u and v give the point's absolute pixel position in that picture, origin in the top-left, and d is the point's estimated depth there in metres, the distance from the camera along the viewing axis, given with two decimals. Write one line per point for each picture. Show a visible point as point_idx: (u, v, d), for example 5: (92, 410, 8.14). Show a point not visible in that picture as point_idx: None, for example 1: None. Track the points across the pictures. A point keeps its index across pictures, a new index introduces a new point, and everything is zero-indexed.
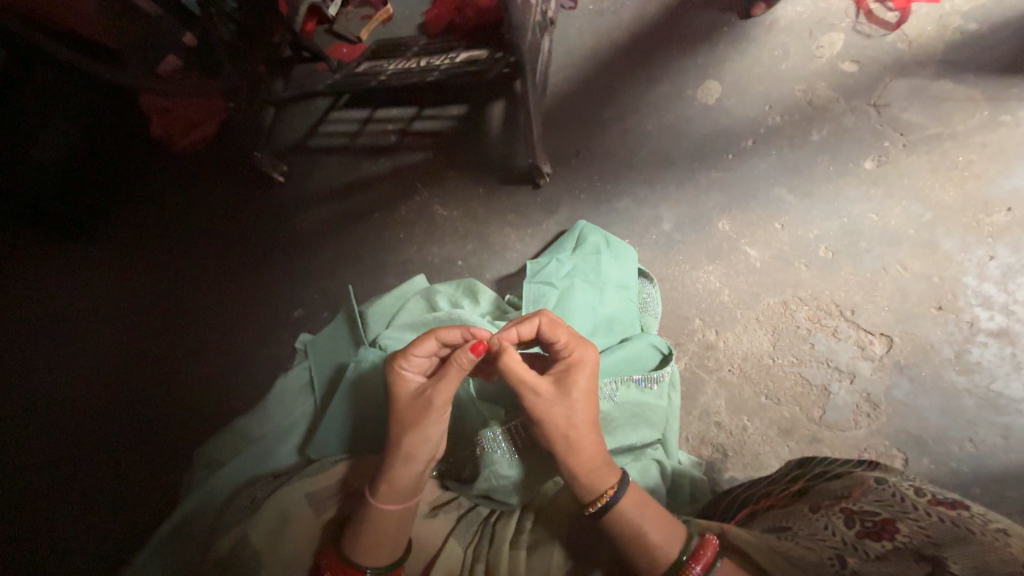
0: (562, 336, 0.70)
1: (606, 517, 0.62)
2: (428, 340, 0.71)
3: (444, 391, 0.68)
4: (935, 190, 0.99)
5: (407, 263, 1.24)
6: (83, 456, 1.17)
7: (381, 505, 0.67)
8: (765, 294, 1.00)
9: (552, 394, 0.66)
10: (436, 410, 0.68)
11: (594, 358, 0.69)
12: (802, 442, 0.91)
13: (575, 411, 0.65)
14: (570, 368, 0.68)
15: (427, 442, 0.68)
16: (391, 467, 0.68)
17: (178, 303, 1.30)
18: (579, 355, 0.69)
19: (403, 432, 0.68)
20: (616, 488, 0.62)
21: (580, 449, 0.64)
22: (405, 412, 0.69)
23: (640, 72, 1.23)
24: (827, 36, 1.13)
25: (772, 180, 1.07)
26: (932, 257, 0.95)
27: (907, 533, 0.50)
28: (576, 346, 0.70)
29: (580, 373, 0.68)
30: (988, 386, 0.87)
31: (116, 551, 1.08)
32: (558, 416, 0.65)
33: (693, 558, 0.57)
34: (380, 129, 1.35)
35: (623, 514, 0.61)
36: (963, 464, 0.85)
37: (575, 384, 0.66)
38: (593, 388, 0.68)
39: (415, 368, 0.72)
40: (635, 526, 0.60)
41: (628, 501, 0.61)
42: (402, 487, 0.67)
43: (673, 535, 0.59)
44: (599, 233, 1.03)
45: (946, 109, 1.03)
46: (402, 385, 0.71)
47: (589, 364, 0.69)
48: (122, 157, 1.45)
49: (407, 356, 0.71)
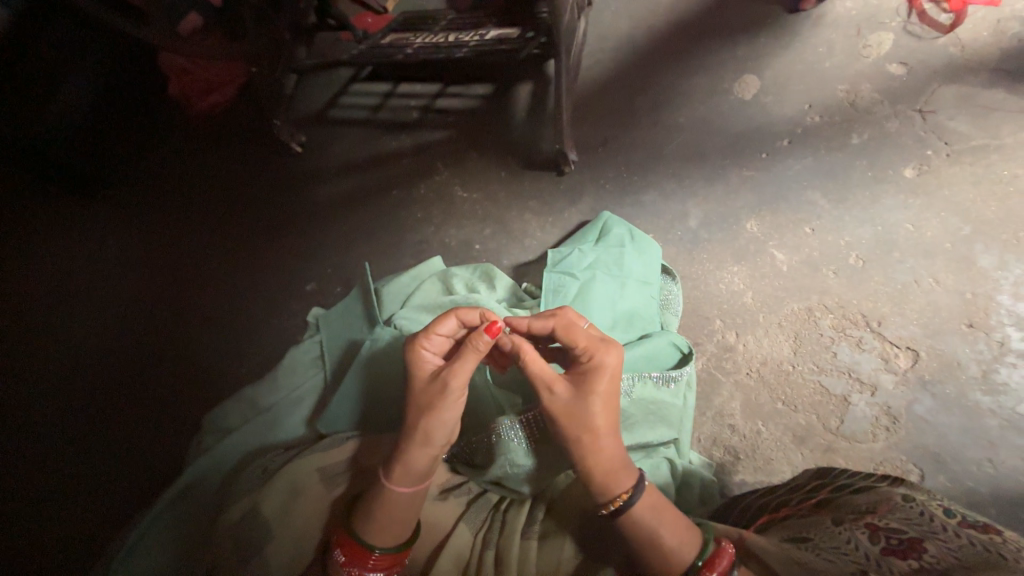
0: (581, 334, 0.67)
1: (621, 518, 0.60)
2: (449, 319, 0.72)
3: (461, 373, 0.66)
4: (976, 204, 0.96)
5: (423, 242, 1.21)
6: (88, 415, 1.17)
7: (393, 486, 0.66)
8: (790, 299, 0.98)
9: (567, 393, 0.64)
10: (452, 394, 0.66)
11: (617, 362, 0.65)
12: (817, 451, 0.90)
13: (590, 414, 0.62)
14: (588, 369, 0.65)
15: (443, 425, 0.66)
16: (406, 449, 0.67)
17: (190, 268, 1.29)
18: (598, 357, 0.66)
19: (419, 413, 0.67)
20: (630, 492, 0.60)
21: (597, 451, 0.62)
22: (422, 393, 0.68)
23: (676, 62, 1.19)
24: (876, 34, 1.11)
25: (806, 183, 1.04)
26: (966, 272, 0.93)
27: (935, 554, 0.49)
28: (596, 346, 0.66)
29: (598, 375, 0.64)
30: (1013, 408, 0.86)
31: (117, 512, 1.08)
32: (571, 417, 0.63)
33: (709, 565, 0.57)
34: (403, 105, 1.32)
35: (639, 516, 0.60)
36: (980, 484, 0.84)
37: (592, 385, 0.64)
38: (614, 393, 0.65)
39: (434, 349, 0.71)
40: (650, 528, 0.59)
41: (645, 503, 0.60)
42: (416, 470, 0.67)
43: (689, 540, 0.59)
44: (624, 226, 1.00)
45: (994, 120, 1.00)
46: (419, 364, 0.70)
47: (612, 367, 0.65)
48: (139, 116, 1.43)
49: (426, 336, 0.71)
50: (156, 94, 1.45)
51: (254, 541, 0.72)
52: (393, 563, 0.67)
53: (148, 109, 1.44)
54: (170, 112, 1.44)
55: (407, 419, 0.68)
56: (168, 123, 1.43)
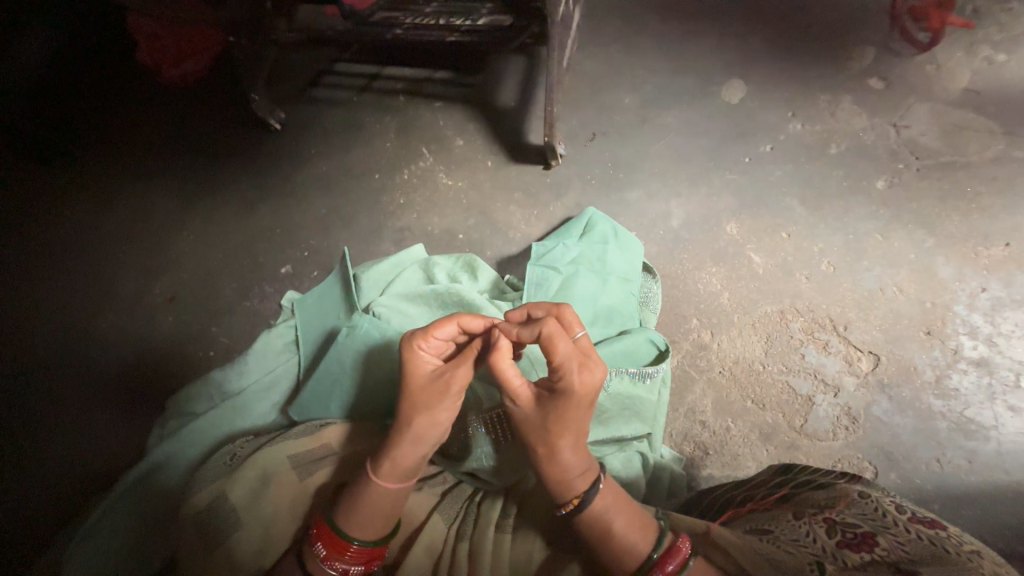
0: (559, 354, 0.60)
1: (575, 519, 0.62)
2: (449, 325, 0.68)
3: (463, 377, 0.67)
4: (940, 217, 1.01)
5: (405, 229, 1.18)
6: (40, 393, 1.11)
7: (379, 481, 0.66)
8: (763, 301, 1.01)
9: (534, 408, 0.62)
10: (452, 397, 0.66)
11: (594, 384, 0.61)
12: (781, 448, 0.93)
13: (551, 433, 0.61)
14: (560, 391, 0.61)
15: (437, 427, 0.67)
16: (396, 446, 0.66)
17: (156, 244, 1.23)
18: (571, 380, 0.60)
19: (414, 414, 0.66)
20: (582, 498, 0.61)
21: (555, 463, 0.62)
22: (419, 394, 0.67)
23: (667, 62, 1.20)
24: (858, 48, 1.14)
25: (786, 189, 1.07)
26: (928, 282, 0.98)
27: (886, 548, 0.52)
28: (573, 369, 0.60)
29: (567, 400, 0.60)
30: (961, 412, 0.91)
31: (69, 496, 1.03)
32: (534, 431, 0.62)
33: (661, 561, 0.58)
34: (389, 87, 1.29)
35: (593, 516, 0.61)
36: (927, 482, 0.89)
37: (560, 410, 0.61)
38: (586, 413, 0.62)
39: (432, 351, 0.68)
40: (604, 527, 0.60)
41: (600, 502, 0.61)
42: (405, 467, 0.66)
43: (643, 535, 0.60)
44: (608, 222, 1.01)
45: (963, 138, 1.04)
46: (415, 366, 0.67)
47: (586, 391, 0.61)
48: (107, 83, 1.38)
49: (425, 337, 0.68)
50: (127, 62, 1.40)
51: (222, 529, 0.70)
52: (372, 557, 0.67)
53: (115, 76, 1.39)
54: (139, 81, 1.38)
55: (399, 418, 0.67)
56: (136, 91, 1.37)
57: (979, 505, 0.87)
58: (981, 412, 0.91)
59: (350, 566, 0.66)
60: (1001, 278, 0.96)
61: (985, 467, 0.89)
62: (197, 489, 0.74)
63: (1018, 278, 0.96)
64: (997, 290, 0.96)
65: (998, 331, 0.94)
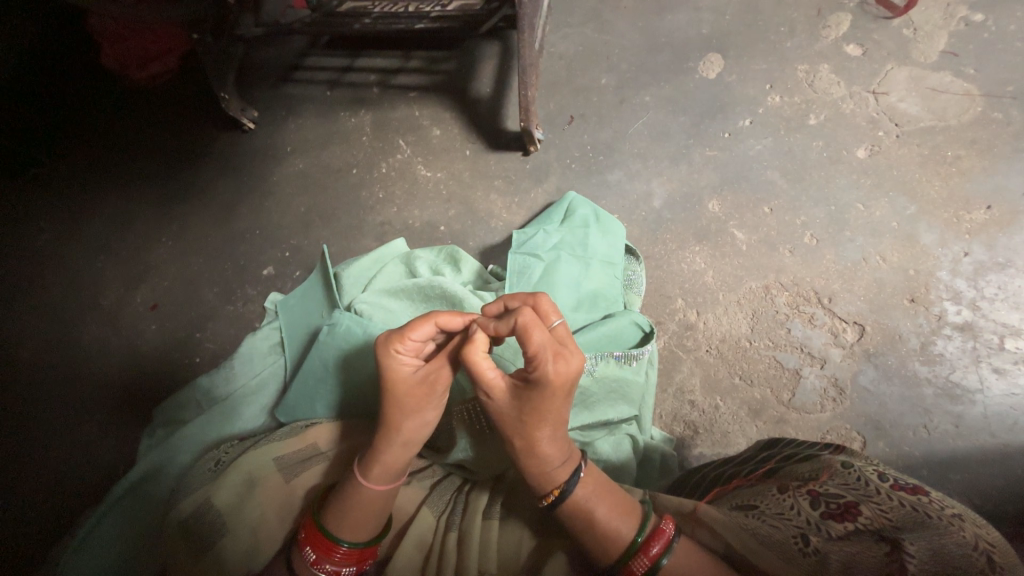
0: (534, 344, 0.59)
1: (558, 509, 0.61)
2: (426, 325, 0.66)
3: (448, 376, 0.66)
4: (922, 184, 1.00)
5: (385, 224, 1.17)
6: (24, 409, 1.10)
7: (369, 485, 0.66)
8: (748, 278, 1.01)
9: (510, 401, 0.61)
10: (438, 396, 0.66)
11: (571, 373, 0.60)
12: (769, 423, 0.93)
13: (528, 424, 0.61)
14: (536, 380, 0.59)
15: (425, 426, 0.67)
16: (385, 449, 0.66)
17: (133, 252, 1.21)
18: (547, 371, 0.58)
19: (402, 418, 0.66)
20: (563, 488, 0.61)
21: (535, 453, 0.62)
22: (403, 399, 0.66)
23: (642, 39, 1.17)
24: (835, 15, 1.12)
25: (766, 163, 1.06)
26: (911, 250, 0.97)
27: (869, 516, 0.52)
28: (548, 359, 0.59)
29: (544, 390, 0.59)
30: (947, 377, 0.91)
31: (63, 510, 1.02)
32: (512, 423, 0.62)
33: (645, 547, 0.57)
34: (362, 78, 1.26)
35: (575, 505, 0.60)
36: (915, 449, 0.89)
37: (538, 401, 0.60)
38: (564, 402, 0.61)
39: (410, 352, 0.67)
40: (587, 516, 0.60)
41: (582, 489, 0.61)
42: (393, 467, 0.66)
43: (627, 520, 0.60)
44: (588, 206, 1.00)
45: (942, 102, 1.03)
46: (394, 370, 0.65)
47: (562, 381, 0.59)
48: (72, 88, 1.35)
49: (401, 340, 0.66)
50: (89, 65, 1.36)
51: (208, 534, 0.70)
52: (362, 557, 0.66)
53: (81, 79, 1.35)
54: (105, 84, 1.34)
55: (386, 422, 0.67)
56: (103, 96, 1.33)
57: (966, 468, 0.88)
58: (966, 376, 0.91)
59: (342, 567, 0.65)
60: (983, 242, 0.96)
61: (971, 430, 0.89)
62: (185, 498, 0.74)
63: (1001, 241, 0.95)
64: (980, 254, 0.95)
65: (982, 295, 0.94)
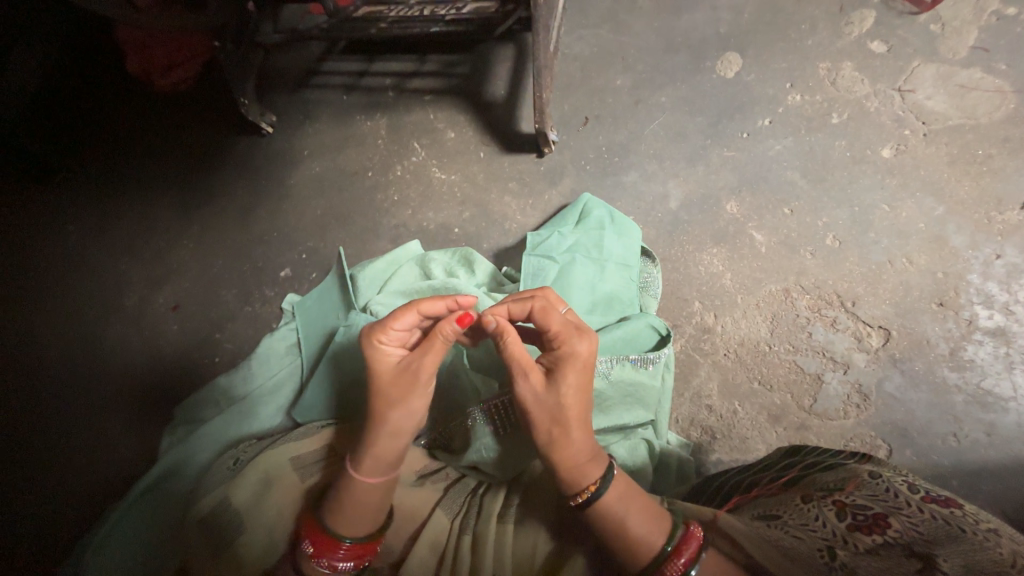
0: (554, 324, 0.65)
1: (589, 509, 0.59)
2: (409, 314, 0.68)
3: (431, 365, 0.66)
4: (951, 184, 0.96)
5: (400, 226, 1.17)
6: (52, 405, 1.13)
7: (360, 476, 0.65)
8: (767, 280, 0.99)
9: (538, 385, 0.62)
10: (423, 384, 0.65)
11: (591, 351, 0.64)
12: (790, 429, 0.91)
13: (562, 407, 0.60)
14: (561, 359, 0.63)
15: (412, 417, 0.66)
16: (374, 440, 0.65)
17: (156, 254, 1.24)
18: (569, 347, 0.63)
19: (386, 408, 0.65)
20: (597, 484, 0.59)
21: (566, 443, 0.60)
22: (388, 388, 0.66)
23: (658, 39, 1.16)
24: (859, 11, 1.09)
25: (787, 164, 1.04)
26: (939, 252, 0.94)
27: (899, 529, 0.50)
28: (568, 335, 0.64)
29: (567, 365, 0.62)
30: (978, 384, 0.88)
31: (88, 506, 1.05)
32: (541, 409, 0.61)
33: (676, 552, 0.56)
34: (378, 82, 1.28)
35: (606, 506, 0.58)
36: (944, 458, 0.86)
37: (565, 376, 0.61)
38: (587, 385, 0.62)
39: (395, 342, 0.69)
40: (616, 518, 0.58)
41: (613, 492, 0.59)
42: (386, 459, 0.65)
43: (657, 526, 0.58)
44: (603, 208, 0.99)
45: (972, 99, 1.00)
46: (380, 359, 0.68)
47: (582, 358, 0.63)
48: (98, 96, 1.39)
49: (385, 331, 0.68)
50: (118, 72, 1.40)
51: (227, 531, 0.71)
52: (363, 552, 0.66)
53: (107, 87, 1.39)
54: (130, 91, 1.39)
55: (372, 414, 0.66)
56: (129, 102, 1.37)
57: (999, 479, 0.84)
58: (999, 383, 0.87)
59: (341, 563, 0.65)
60: (1016, 244, 0.92)
61: (1005, 440, 0.85)
62: (204, 495, 0.75)
63: None
64: (1013, 257, 0.92)
65: (1015, 299, 0.90)
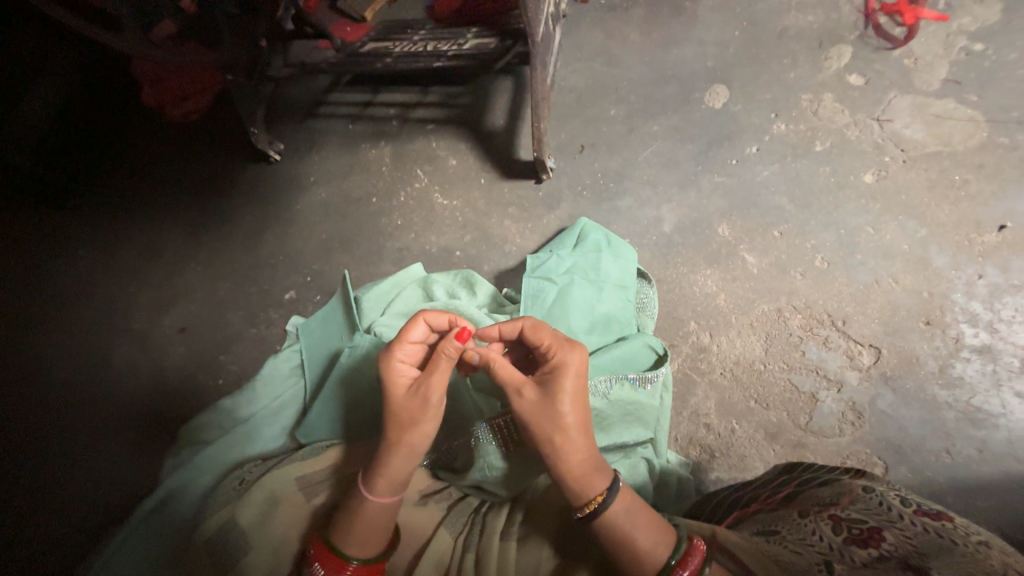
0: (544, 339, 0.68)
1: (595, 521, 0.60)
2: (417, 325, 0.72)
3: (439, 384, 0.67)
4: (932, 208, 1.01)
5: (404, 249, 1.21)
6: (54, 428, 1.14)
7: (376, 497, 0.66)
8: (760, 300, 1.02)
9: (537, 400, 0.64)
10: (433, 406, 0.67)
11: (582, 361, 0.66)
12: (787, 446, 0.93)
13: (561, 417, 0.62)
14: (555, 372, 0.65)
15: (425, 436, 0.67)
16: (388, 460, 0.67)
17: (164, 277, 1.27)
18: (562, 359, 0.66)
19: (400, 430, 0.67)
20: (604, 496, 0.60)
21: (570, 453, 0.62)
22: (402, 410, 0.67)
23: (649, 72, 1.23)
24: (836, 47, 1.16)
25: (775, 189, 1.08)
26: (923, 273, 0.98)
27: (893, 542, 0.51)
28: (559, 348, 0.67)
29: (561, 376, 0.64)
30: (968, 401, 0.90)
31: (87, 531, 1.04)
32: (542, 422, 0.63)
33: (681, 564, 0.56)
34: (382, 112, 1.34)
35: (611, 517, 0.59)
36: (938, 475, 0.87)
37: (560, 386, 0.64)
38: (584, 396, 0.65)
39: (408, 359, 0.71)
40: (622, 529, 0.59)
41: (617, 505, 0.60)
42: (396, 478, 0.67)
43: (661, 538, 0.59)
44: (600, 231, 1.02)
45: (947, 128, 1.05)
46: (394, 374, 0.69)
47: (575, 368, 0.65)
48: (112, 126, 1.44)
49: (398, 349, 0.71)
50: (131, 103, 1.46)
51: (231, 554, 0.71)
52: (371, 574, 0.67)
53: (121, 117, 1.45)
54: (142, 121, 1.44)
55: (388, 435, 0.68)
56: (141, 132, 1.43)
57: (994, 495, 0.85)
58: (988, 400, 0.90)
59: None
60: (996, 264, 0.96)
61: (997, 456, 0.87)
62: (209, 517, 0.76)
63: (1014, 263, 0.95)
64: (994, 277, 0.95)
65: (999, 317, 0.93)
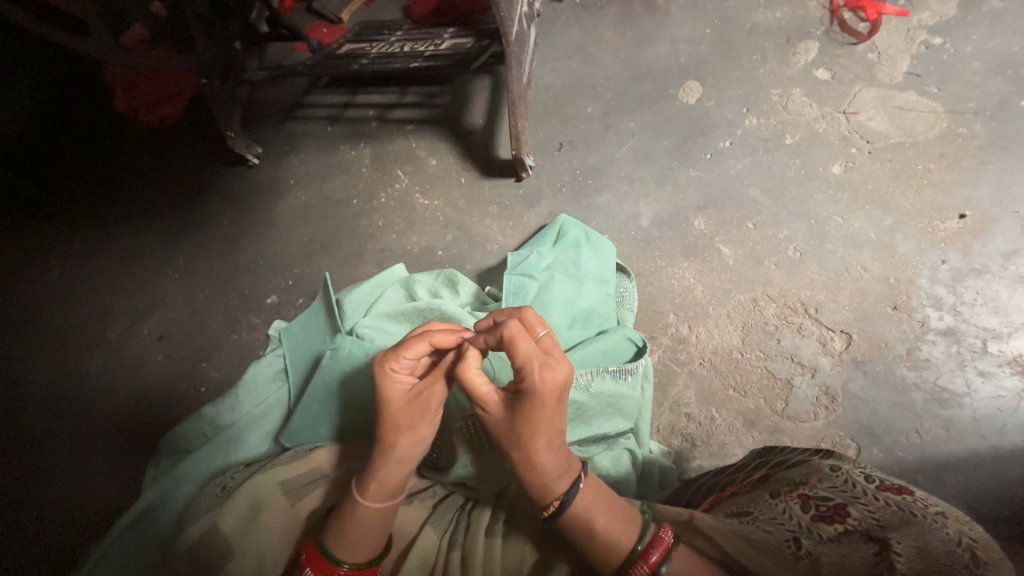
0: (520, 354, 0.61)
1: (559, 520, 0.62)
2: (421, 344, 0.68)
3: (441, 393, 0.68)
4: (897, 197, 1.04)
5: (385, 250, 1.21)
6: (31, 441, 1.12)
7: (369, 502, 0.67)
8: (736, 291, 1.04)
9: (505, 413, 0.63)
10: (432, 412, 0.68)
11: (558, 383, 0.61)
12: (765, 432, 0.95)
13: (524, 437, 0.62)
14: (524, 393, 0.61)
15: (421, 443, 0.68)
16: (381, 465, 0.67)
17: (142, 285, 1.25)
18: (533, 381, 0.60)
19: (396, 434, 0.67)
20: (562, 500, 0.62)
21: (532, 466, 0.62)
22: (397, 416, 0.68)
23: (624, 69, 1.25)
24: (803, 42, 1.20)
25: (747, 181, 1.11)
26: (890, 259, 1.01)
27: (857, 517, 0.54)
28: (534, 368, 0.61)
29: (533, 400, 0.61)
30: (934, 381, 0.93)
31: (68, 544, 1.02)
32: (508, 438, 0.63)
33: (645, 554, 0.58)
34: (360, 114, 1.33)
35: (576, 514, 0.61)
36: (908, 454, 0.91)
37: (530, 412, 0.61)
38: (556, 411, 0.62)
39: (405, 370, 0.69)
40: (586, 525, 0.61)
41: (582, 501, 0.61)
42: (389, 485, 0.67)
43: (626, 529, 0.60)
44: (579, 227, 1.04)
45: (909, 119, 1.09)
46: (390, 386, 0.68)
47: (548, 389, 0.60)
48: (85, 132, 1.42)
49: (396, 358, 0.68)
50: (104, 108, 1.44)
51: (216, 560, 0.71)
52: None
53: (93, 123, 1.42)
54: (116, 126, 1.41)
55: (383, 439, 0.68)
56: (115, 137, 1.40)
57: (960, 471, 0.89)
58: (953, 380, 0.93)
59: None
60: (959, 249, 0.99)
61: (962, 433, 0.90)
62: (192, 525, 0.75)
63: (975, 248, 0.99)
64: (956, 261, 0.99)
65: (961, 300, 0.97)
